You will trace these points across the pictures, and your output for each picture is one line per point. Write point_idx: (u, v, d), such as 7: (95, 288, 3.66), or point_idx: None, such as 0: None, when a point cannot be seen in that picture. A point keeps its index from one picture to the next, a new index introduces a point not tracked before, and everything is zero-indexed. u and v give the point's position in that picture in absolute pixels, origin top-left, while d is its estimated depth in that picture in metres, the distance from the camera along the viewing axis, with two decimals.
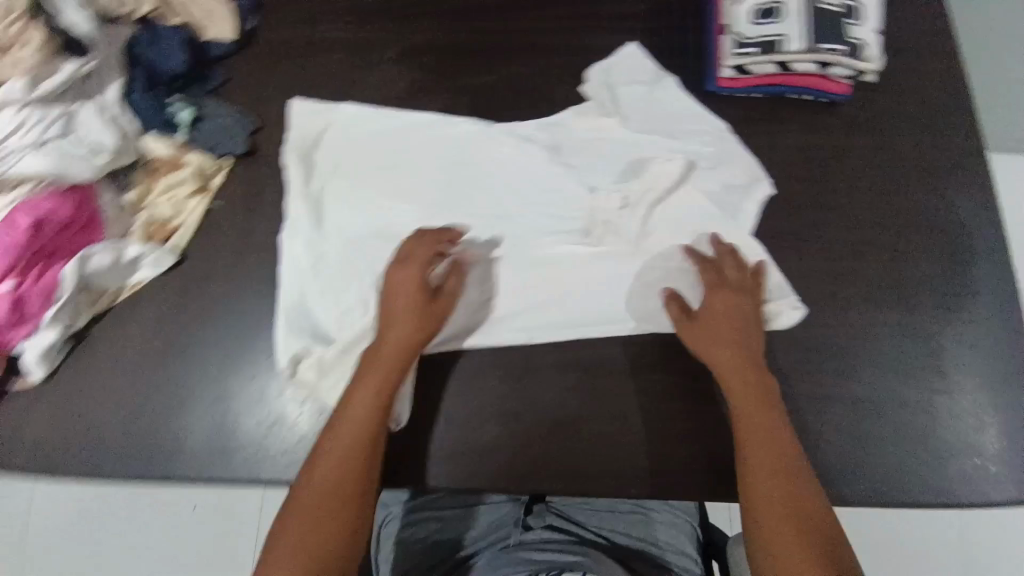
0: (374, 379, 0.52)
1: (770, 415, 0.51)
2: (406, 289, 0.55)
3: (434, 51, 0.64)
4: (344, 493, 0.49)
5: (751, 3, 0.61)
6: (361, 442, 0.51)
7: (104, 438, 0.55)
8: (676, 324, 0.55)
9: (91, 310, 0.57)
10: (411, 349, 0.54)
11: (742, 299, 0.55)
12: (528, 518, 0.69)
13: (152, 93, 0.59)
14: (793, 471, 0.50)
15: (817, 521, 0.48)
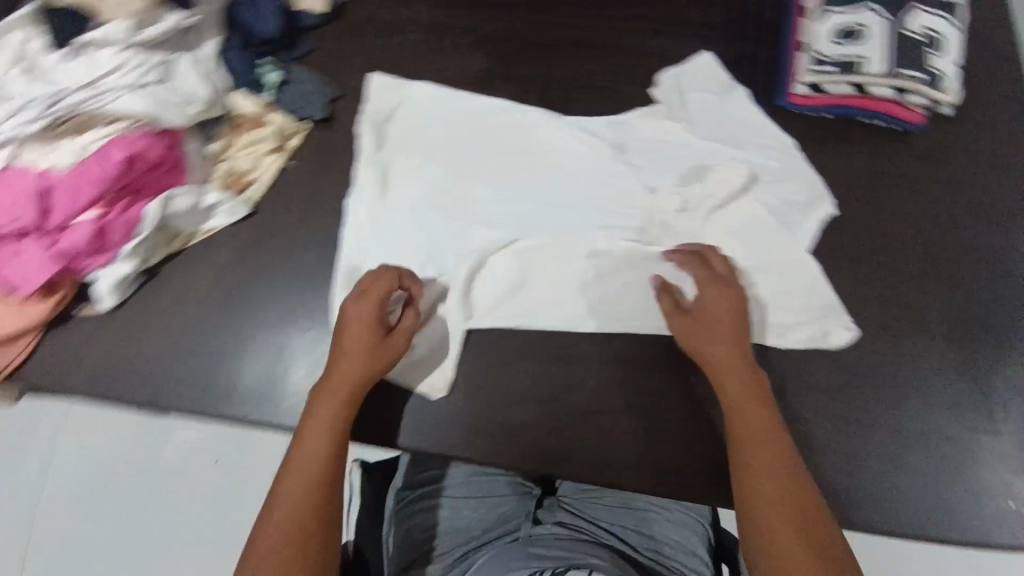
0: (324, 418, 0.52)
1: (765, 408, 0.51)
2: (360, 327, 0.54)
3: (508, 40, 0.66)
4: (304, 536, 0.48)
5: (833, 22, 0.61)
6: (319, 470, 0.50)
7: (168, 369, 0.60)
8: (669, 316, 0.56)
9: (166, 250, 0.61)
10: (364, 379, 0.54)
11: (732, 291, 0.55)
12: (539, 511, 0.72)
13: (246, 52, 0.63)
14: (790, 468, 0.48)
15: (817, 521, 0.46)
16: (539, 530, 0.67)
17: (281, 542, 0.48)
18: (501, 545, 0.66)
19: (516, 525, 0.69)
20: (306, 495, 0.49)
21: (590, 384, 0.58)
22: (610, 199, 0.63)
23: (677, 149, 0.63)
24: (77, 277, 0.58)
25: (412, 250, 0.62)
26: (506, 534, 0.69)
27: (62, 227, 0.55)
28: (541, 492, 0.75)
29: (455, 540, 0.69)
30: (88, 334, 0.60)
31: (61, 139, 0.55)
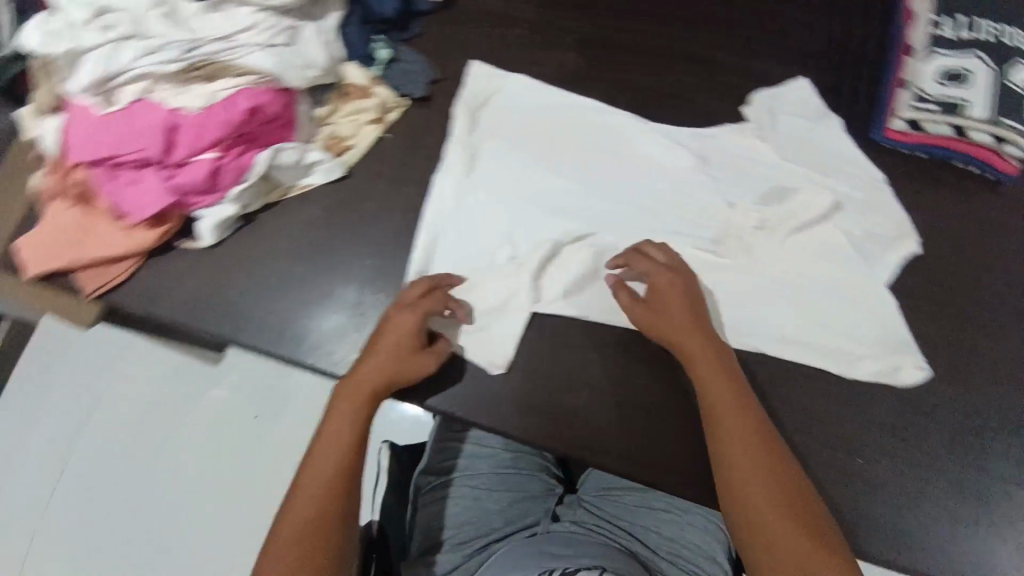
0: (349, 414, 0.57)
1: (742, 399, 0.53)
2: (400, 334, 0.58)
3: (608, 44, 0.69)
4: (322, 519, 0.54)
5: (939, 63, 0.61)
6: (339, 465, 0.55)
7: (250, 310, 0.64)
8: (630, 311, 0.58)
9: (264, 199, 0.65)
10: (390, 381, 0.57)
11: (683, 281, 0.58)
12: (558, 507, 0.75)
13: (365, 28, 0.68)
14: (775, 452, 0.52)
15: (805, 499, 0.51)
16: (558, 526, 0.70)
17: (300, 528, 0.53)
18: (518, 539, 0.69)
19: (534, 521, 0.73)
20: (324, 488, 0.55)
21: (646, 381, 0.59)
22: (688, 208, 0.64)
23: (761, 169, 0.64)
24: (185, 212, 0.63)
25: (491, 231, 0.65)
26: (524, 528, 0.72)
27: (182, 163, 0.60)
28: (561, 491, 0.78)
29: (475, 531, 0.71)
30: (186, 266, 0.65)
31: (193, 84, 0.60)
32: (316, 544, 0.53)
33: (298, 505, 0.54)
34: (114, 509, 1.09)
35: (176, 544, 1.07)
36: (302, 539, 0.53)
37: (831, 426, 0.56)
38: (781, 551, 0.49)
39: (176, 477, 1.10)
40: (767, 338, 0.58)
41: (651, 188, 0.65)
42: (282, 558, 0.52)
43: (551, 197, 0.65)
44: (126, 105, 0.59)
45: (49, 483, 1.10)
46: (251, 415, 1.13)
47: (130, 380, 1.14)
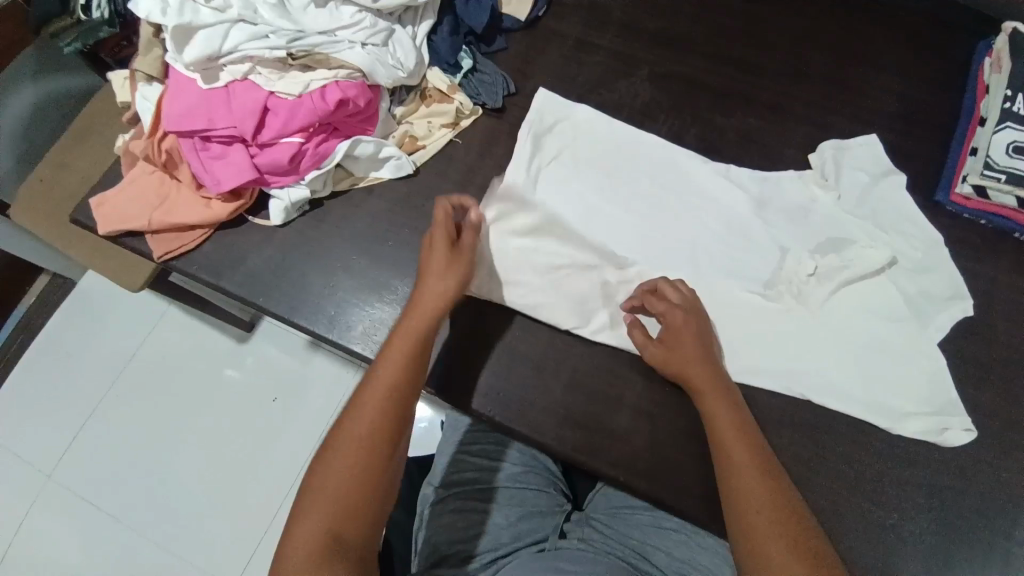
0: (390, 358, 0.56)
1: (746, 433, 0.53)
2: (435, 266, 0.59)
3: (681, 82, 0.72)
4: (360, 461, 0.52)
5: (1012, 135, 0.62)
6: (392, 389, 0.55)
7: (306, 292, 0.66)
8: (643, 349, 0.59)
9: (334, 186, 0.68)
10: (439, 308, 0.58)
11: (696, 318, 0.59)
12: (566, 524, 0.74)
13: (454, 38, 0.71)
14: (775, 486, 0.51)
15: (808, 536, 0.48)
16: (564, 543, 0.70)
17: (348, 453, 0.53)
18: (526, 554, 0.68)
19: (543, 536, 0.71)
20: (366, 435, 0.53)
21: (688, 412, 0.60)
22: (744, 245, 0.65)
23: (821, 217, 0.65)
24: (263, 188, 0.66)
25: (546, 242, 0.65)
26: (535, 541, 0.71)
27: (266, 144, 0.63)
28: (569, 508, 0.76)
29: (484, 544, 0.70)
30: (252, 240, 0.67)
31: (291, 71, 0.64)
32: (363, 467, 0.52)
33: (335, 451, 0.53)
34: (126, 469, 1.10)
35: (180, 514, 1.08)
36: (351, 461, 0.52)
37: (869, 478, 0.56)
38: None
39: (190, 447, 1.11)
40: (811, 383, 0.58)
41: (711, 222, 0.66)
42: (316, 506, 0.51)
43: (608, 225, 0.66)
44: (227, 83, 0.64)
45: (70, 436, 1.13)
46: (271, 396, 1.14)
47: (163, 345, 1.18)
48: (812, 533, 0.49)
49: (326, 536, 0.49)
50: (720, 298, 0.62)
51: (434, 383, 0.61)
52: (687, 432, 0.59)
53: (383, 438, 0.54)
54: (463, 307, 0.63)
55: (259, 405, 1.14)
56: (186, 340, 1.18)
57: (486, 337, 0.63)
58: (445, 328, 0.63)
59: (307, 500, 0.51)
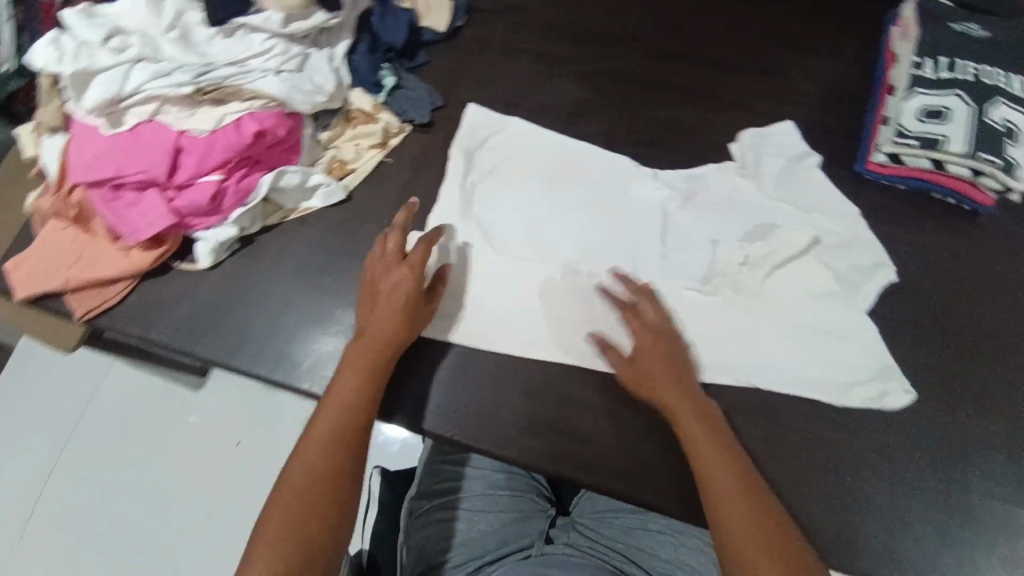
0: (350, 382, 0.56)
1: (719, 440, 0.53)
2: (399, 291, 0.58)
3: (607, 79, 0.72)
4: (319, 487, 0.52)
5: (920, 101, 0.64)
6: (350, 414, 0.55)
7: (243, 335, 0.63)
8: (615, 368, 0.58)
9: (264, 222, 0.65)
10: (402, 325, 0.57)
11: (665, 333, 0.59)
12: (551, 530, 0.73)
13: (373, 56, 0.70)
14: (750, 487, 0.51)
15: (783, 535, 0.49)
16: (551, 547, 0.69)
17: (311, 474, 0.52)
18: (511, 561, 0.67)
19: (529, 542, 0.70)
20: (324, 460, 0.53)
21: (648, 409, 0.59)
22: (680, 237, 0.66)
23: (753, 200, 0.66)
24: (186, 232, 0.63)
25: (487, 255, 0.65)
26: (520, 549, 0.69)
27: (183, 185, 0.61)
28: (555, 512, 0.75)
29: (467, 554, 0.69)
30: (182, 286, 0.64)
31: (202, 106, 0.62)
32: (325, 489, 0.52)
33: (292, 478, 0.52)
34: (82, 538, 1.04)
35: None
36: (313, 483, 0.52)
37: (825, 452, 0.57)
38: None
39: (151, 505, 1.06)
40: (760, 363, 0.59)
41: (647, 216, 0.66)
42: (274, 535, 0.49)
43: (547, 232, 0.66)
44: (134, 125, 0.61)
45: (18, 510, 1.05)
46: (234, 440, 1.09)
47: (113, 404, 1.11)
48: (788, 532, 0.50)
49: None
50: (664, 292, 0.63)
51: (389, 411, 0.60)
52: (649, 429, 0.59)
53: (345, 465, 0.53)
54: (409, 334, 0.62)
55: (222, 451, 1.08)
56: (139, 391, 1.12)
57: (434, 359, 0.61)
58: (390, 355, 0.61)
59: (264, 533, 0.50)
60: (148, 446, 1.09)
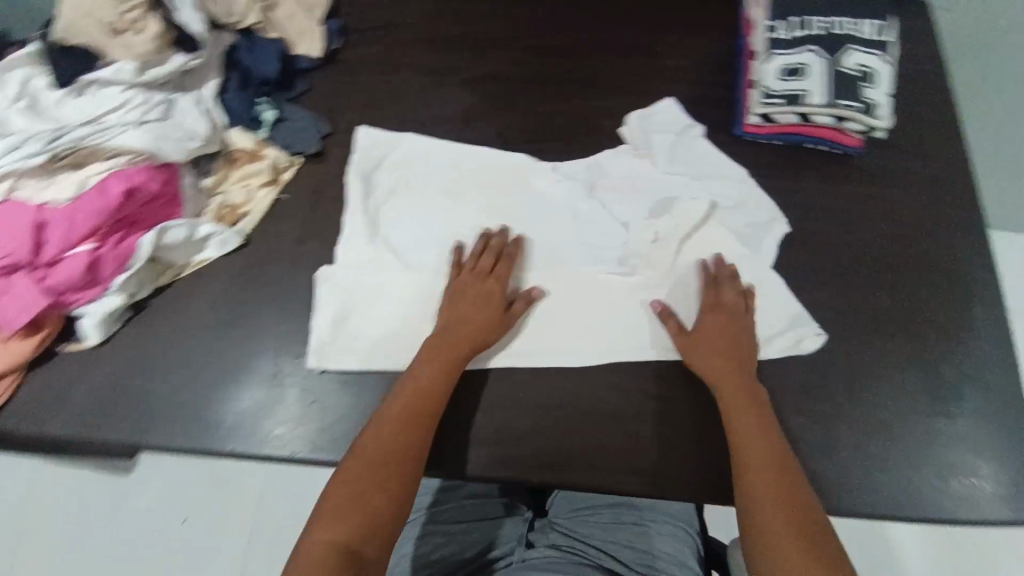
0: (433, 368, 0.57)
1: (763, 427, 0.54)
2: (484, 298, 0.60)
3: (493, 82, 0.73)
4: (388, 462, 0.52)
5: (779, 61, 0.68)
6: (426, 400, 0.55)
7: (153, 408, 0.59)
8: (676, 338, 0.60)
9: (155, 284, 0.62)
10: (487, 330, 0.59)
11: (745, 314, 0.61)
12: (531, 534, 0.72)
13: (246, 92, 0.68)
14: (782, 465, 0.52)
15: (814, 524, 0.49)
16: (533, 551, 0.68)
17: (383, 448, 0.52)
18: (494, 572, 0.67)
19: (510, 549, 0.70)
20: (397, 435, 0.53)
21: (587, 397, 0.59)
22: (588, 223, 0.67)
23: (650, 177, 0.69)
24: (67, 311, 0.59)
25: (404, 277, 0.64)
26: (504, 556, 0.70)
27: (53, 261, 0.57)
28: (532, 515, 0.75)
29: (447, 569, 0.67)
30: (73, 370, 0.59)
31: (61, 174, 0.58)
32: (393, 464, 0.52)
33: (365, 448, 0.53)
34: None
35: None
36: (383, 456, 0.52)
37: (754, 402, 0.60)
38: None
39: None
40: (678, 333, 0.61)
41: (555, 209, 0.67)
42: (343, 496, 0.50)
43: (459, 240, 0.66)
44: None
45: None
46: (180, 517, 1.00)
47: (38, 513, 1.01)
48: (815, 511, 0.50)
49: (340, 545, 0.48)
50: (581, 281, 0.64)
51: (325, 454, 0.57)
52: (590, 415, 0.59)
53: (412, 452, 0.53)
54: (336, 371, 0.60)
55: (169, 532, 0.99)
56: (65, 488, 1.02)
57: (365, 391, 0.59)
58: (317, 395, 0.59)
59: (325, 506, 0.50)
60: (86, 546, 0.99)
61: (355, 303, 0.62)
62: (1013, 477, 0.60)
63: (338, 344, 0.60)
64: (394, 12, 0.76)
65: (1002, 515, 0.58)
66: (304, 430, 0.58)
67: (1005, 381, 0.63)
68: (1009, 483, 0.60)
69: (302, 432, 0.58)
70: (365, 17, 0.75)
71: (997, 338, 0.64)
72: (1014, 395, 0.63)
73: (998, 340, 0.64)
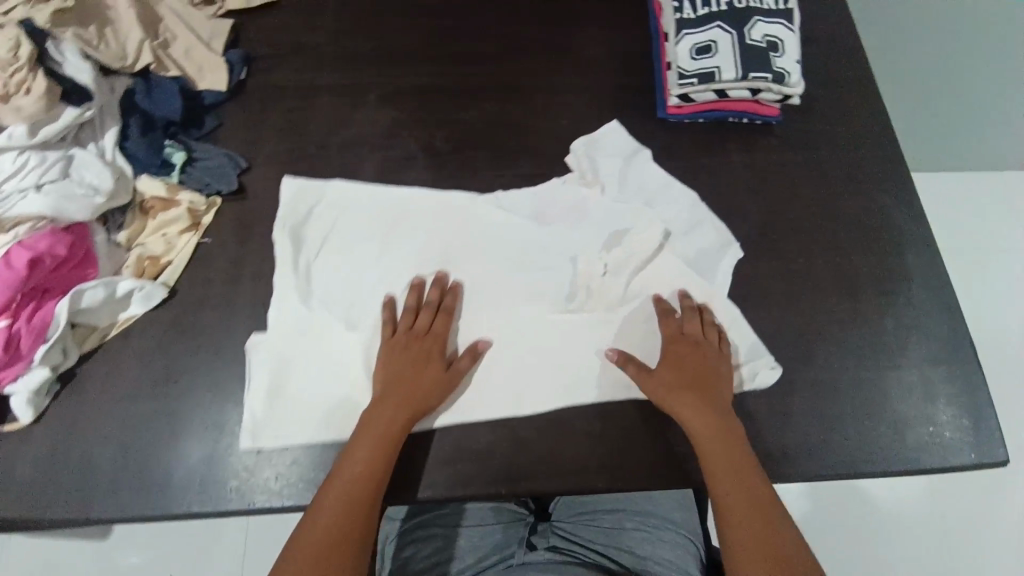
0: (376, 431, 0.55)
1: (741, 461, 0.55)
2: (423, 362, 0.59)
3: (412, 94, 0.71)
4: (339, 537, 0.51)
5: (689, 41, 0.68)
6: (372, 468, 0.54)
7: (98, 479, 0.56)
8: (636, 379, 0.59)
9: (81, 349, 0.59)
10: (431, 394, 0.58)
11: (709, 345, 0.61)
12: (533, 537, 0.71)
13: (150, 137, 0.64)
14: (760, 498, 0.54)
15: (789, 554, 0.53)
16: (532, 555, 0.67)
17: (336, 519, 0.52)
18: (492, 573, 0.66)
19: (511, 552, 0.68)
20: (351, 509, 0.52)
21: (545, 401, 0.60)
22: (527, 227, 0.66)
23: (600, 211, 0.67)
24: None
25: (348, 305, 0.63)
26: (501, 560, 0.68)
27: None
28: (535, 518, 0.74)
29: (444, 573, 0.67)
30: (9, 452, 0.56)
31: None
32: (347, 538, 0.51)
33: (317, 521, 0.52)
34: None
35: None
36: (336, 529, 0.51)
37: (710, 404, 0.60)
38: None
39: None
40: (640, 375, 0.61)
41: (492, 218, 0.66)
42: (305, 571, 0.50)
43: (399, 260, 0.65)
44: None
45: None
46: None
47: None
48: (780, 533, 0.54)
49: None
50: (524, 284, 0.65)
51: (286, 496, 0.56)
52: (546, 423, 0.59)
53: (363, 525, 0.52)
54: (273, 446, 0.57)
55: None
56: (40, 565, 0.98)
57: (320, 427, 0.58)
58: (268, 435, 0.57)
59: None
60: None
61: (295, 351, 0.60)
62: (964, 419, 0.62)
63: (275, 417, 0.57)
64: (298, 34, 0.73)
65: (960, 458, 0.61)
66: (259, 475, 0.56)
67: (945, 325, 0.65)
68: (962, 425, 0.62)
69: (258, 478, 0.56)
70: (269, 43, 0.73)
71: (932, 284, 0.66)
72: (956, 337, 0.65)
73: (934, 286, 0.66)
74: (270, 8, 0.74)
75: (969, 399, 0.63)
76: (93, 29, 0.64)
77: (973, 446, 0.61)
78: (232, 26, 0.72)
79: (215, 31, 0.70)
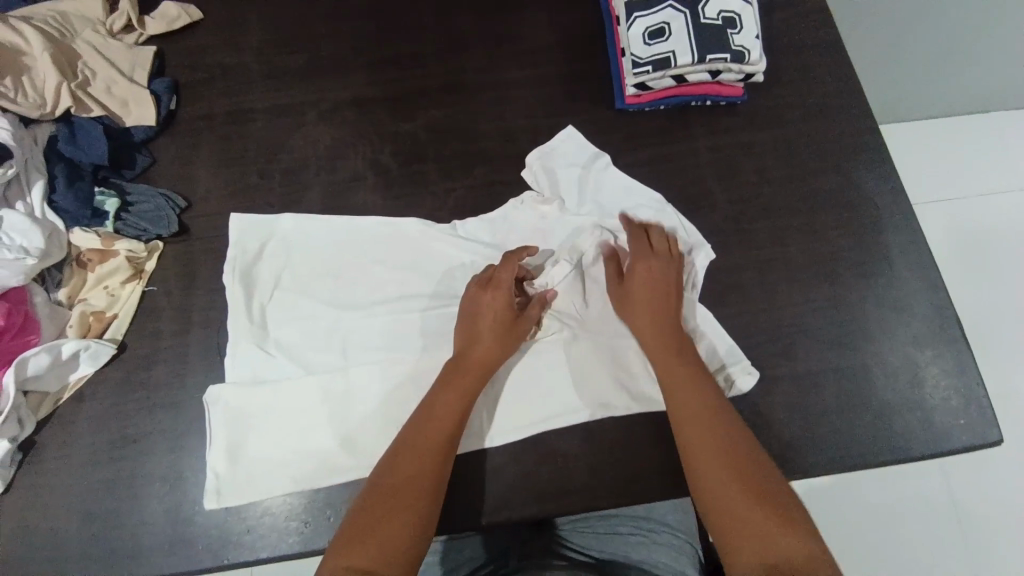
0: (459, 388, 0.55)
1: (708, 399, 0.54)
2: (498, 309, 0.58)
3: (352, 108, 0.67)
4: (411, 495, 0.49)
5: (640, 25, 0.63)
6: (449, 424, 0.53)
7: (65, 549, 0.54)
8: (610, 281, 0.61)
9: (35, 418, 0.57)
10: (497, 351, 0.57)
11: (670, 267, 0.60)
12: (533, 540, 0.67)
13: (78, 185, 0.60)
14: (726, 433, 0.51)
15: (766, 484, 0.48)
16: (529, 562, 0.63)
17: (399, 485, 0.50)
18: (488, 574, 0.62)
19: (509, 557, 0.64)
20: (419, 468, 0.51)
21: (519, 426, 0.58)
22: (485, 243, 0.63)
23: (561, 222, 0.64)
24: None
25: (309, 340, 0.61)
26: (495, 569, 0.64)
27: None
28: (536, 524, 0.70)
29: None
30: None
31: None
32: (420, 498, 0.49)
33: (381, 487, 0.50)
34: None
35: None
36: (403, 493, 0.49)
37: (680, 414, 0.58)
38: (741, 537, 0.46)
39: None
40: (613, 392, 0.59)
41: (448, 238, 0.63)
42: (360, 546, 0.46)
43: (356, 288, 0.62)
44: None
45: None
46: None
47: None
48: (757, 459, 0.50)
49: None
50: None
51: (262, 547, 0.54)
52: (519, 447, 0.57)
53: (433, 477, 0.51)
54: (237, 507, 0.55)
55: None
56: None
57: (289, 473, 0.56)
58: (238, 487, 0.56)
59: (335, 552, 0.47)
60: None
61: (255, 400, 0.58)
62: (953, 401, 0.59)
63: (239, 482, 0.56)
64: (225, 55, 0.69)
65: (949, 442, 0.58)
66: (233, 530, 0.55)
67: (927, 304, 0.62)
68: (950, 408, 0.59)
69: (233, 531, 0.55)
70: (197, 68, 0.68)
71: (913, 261, 0.63)
72: (939, 315, 0.62)
73: (914, 263, 0.63)
74: (195, 28, 0.69)
75: (955, 378, 0.60)
76: (9, 80, 0.60)
77: (965, 429, 0.58)
78: (156, 52, 0.67)
79: (137, 61, 0.66)
